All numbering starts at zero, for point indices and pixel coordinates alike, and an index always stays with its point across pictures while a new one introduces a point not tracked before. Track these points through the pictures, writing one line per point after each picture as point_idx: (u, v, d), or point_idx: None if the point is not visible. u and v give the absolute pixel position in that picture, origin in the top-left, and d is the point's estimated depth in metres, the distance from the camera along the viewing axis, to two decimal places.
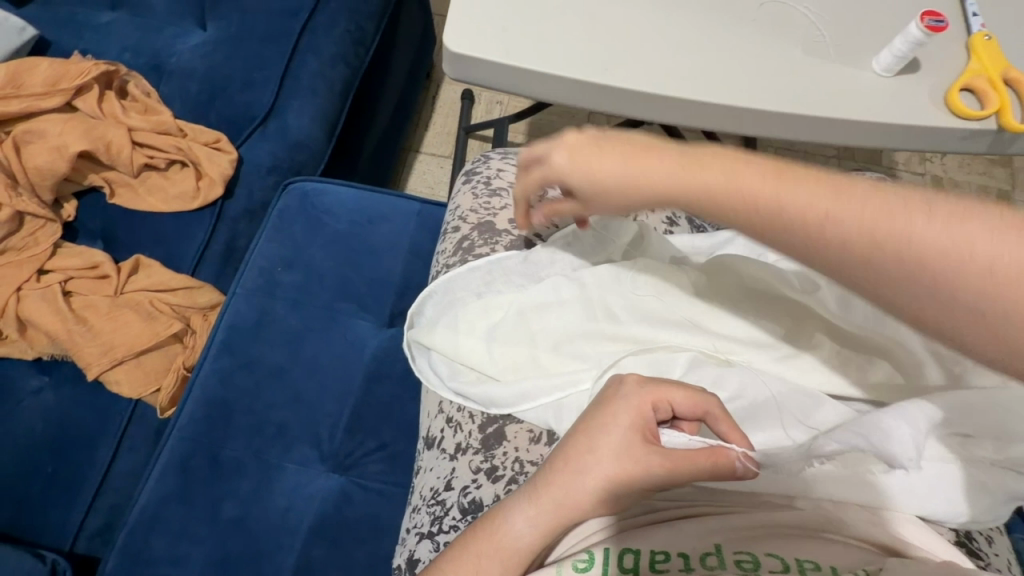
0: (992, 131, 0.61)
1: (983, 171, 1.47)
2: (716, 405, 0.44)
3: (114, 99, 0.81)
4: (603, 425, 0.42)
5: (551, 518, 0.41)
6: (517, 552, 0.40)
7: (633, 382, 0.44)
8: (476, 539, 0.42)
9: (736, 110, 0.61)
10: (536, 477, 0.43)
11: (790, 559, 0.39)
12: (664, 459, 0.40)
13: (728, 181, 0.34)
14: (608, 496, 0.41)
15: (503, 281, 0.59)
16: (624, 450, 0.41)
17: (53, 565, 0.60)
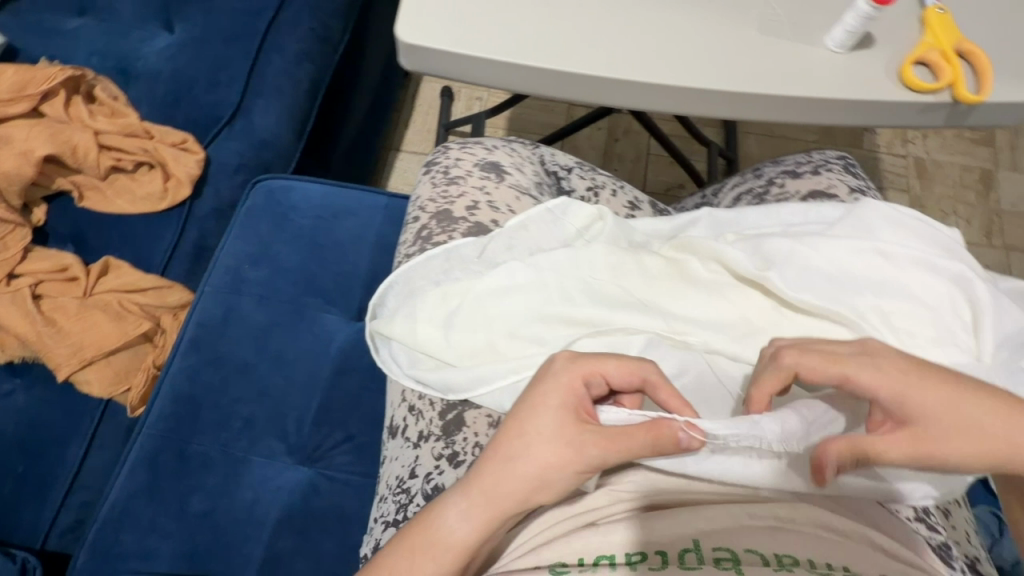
0: (947, 104, 0.60)
1: (964, 151, 1.48)
2: (652, 371, 0.44)
3: (80, 104, 0.82)
4: (533, 407, 0.42)
5: (482, 510, 0.40)
6: (452, 547, 0.40)
7: (564, 359, 0.44)
8: (411, 536, 0.42)
9: (690, 92, 0.61)
10: (468, 468, 0.43)
11: (768, 554, 0.39)
12: (598, 437, 0.40)
13: (940, 402, 0.39)
14: (543, 480, 0.40)
15: (461, 268, 0.58)
16: (556, 430, 0.41)
17: (24, 563, 0.61)
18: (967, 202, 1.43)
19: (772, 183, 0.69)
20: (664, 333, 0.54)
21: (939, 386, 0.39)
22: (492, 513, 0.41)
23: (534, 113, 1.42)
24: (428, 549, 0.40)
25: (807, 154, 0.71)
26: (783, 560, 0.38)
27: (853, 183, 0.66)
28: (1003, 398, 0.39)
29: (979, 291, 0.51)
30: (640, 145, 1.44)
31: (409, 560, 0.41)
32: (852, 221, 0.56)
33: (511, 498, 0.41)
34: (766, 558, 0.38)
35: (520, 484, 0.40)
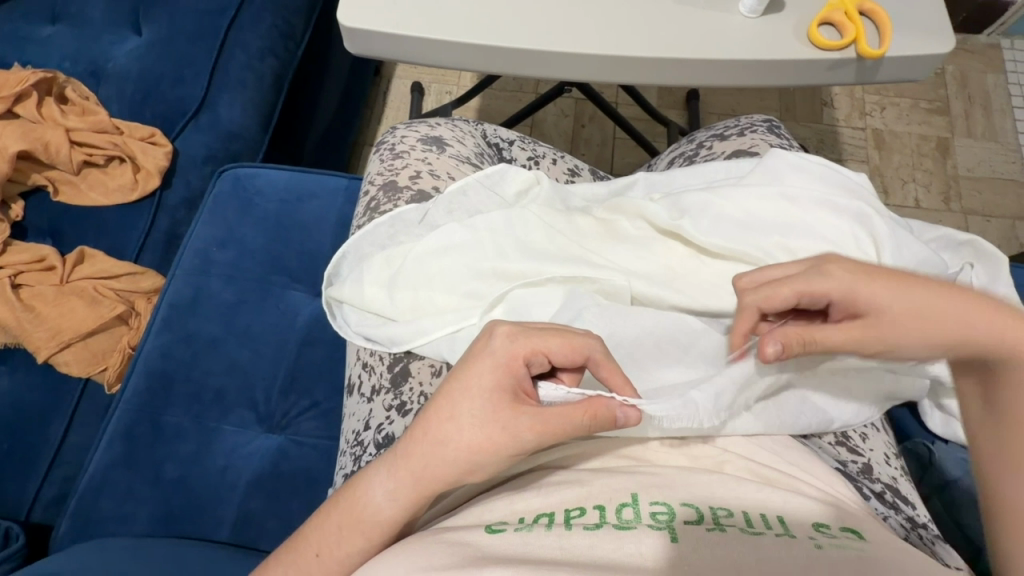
0: (852, 60, 0.65)
1: (922, 121, 1.45)
2: (596, 348, 0.44)
3: (51, 104, 0.87)
4: (467, 389, 0.42)
5: (408, 490, 0.42)
6: (379, 523, 0.43)
7: (503, 336, 0.43)
8: (340, 511, 0.45)
9: (616, 60, 0.65)
10: (397, 447, 0.44)
11: (704, 509, 0.40)
12: (531, 421, 0.40)
13: (906, 314, 0.42)
14: (470, 464, 0.41)
15: (404, 233, 0.63)
16: (486, 415, 0.41)
17: (7, 529, 0.65)
18: (925, 169, 1.41)
19: (701, 145, 0.73)
20: (598, 283, 0.56)
21: (907, 290, 0.43)
22: (419, 492, 0.42)
23: (501, 103, 1.46)
24: (356, 522, 0.44)
25: (736, 118, 0.75)
26: (716, 513, 0.40)
27: (776, 142, 0.70)
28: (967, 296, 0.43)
29: (877, 227, 0.55)
30: (605, 129, 1.48)
31: (338, 531, 0.44)
32: (762, 172, 0.60)
33: (437, 479, 0.42)
34: (702, 513, 0.40)
35: (447, 466, 0.41)
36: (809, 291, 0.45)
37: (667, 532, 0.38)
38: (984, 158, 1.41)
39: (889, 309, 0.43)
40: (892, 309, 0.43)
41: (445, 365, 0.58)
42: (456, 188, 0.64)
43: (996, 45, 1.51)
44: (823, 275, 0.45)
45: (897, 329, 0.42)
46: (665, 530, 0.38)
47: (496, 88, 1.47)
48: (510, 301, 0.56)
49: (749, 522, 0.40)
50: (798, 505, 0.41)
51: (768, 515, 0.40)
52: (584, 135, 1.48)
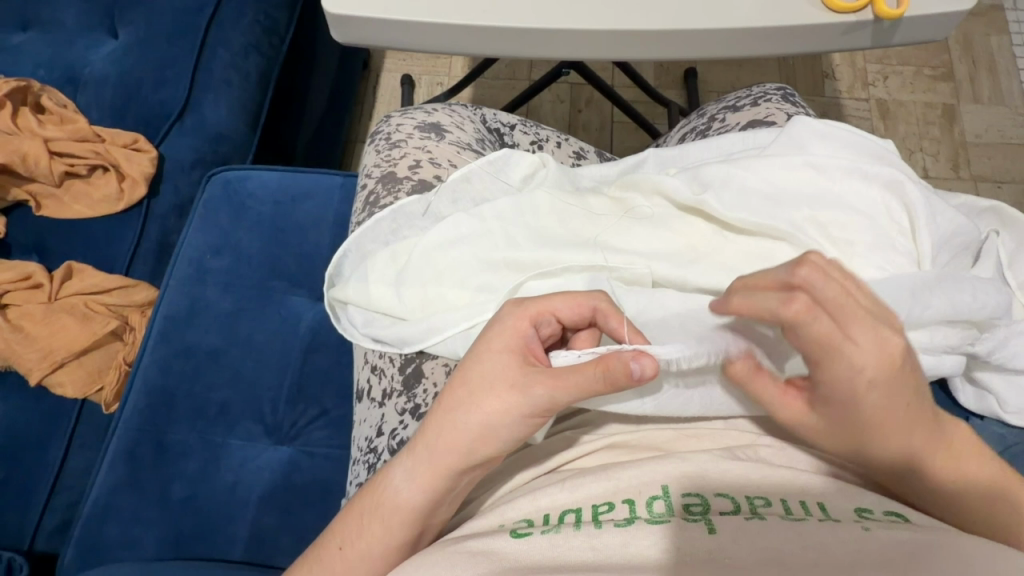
0: (869, 21, 0.61)
1: (926, 88, 1.42)
2: (602, 300, 0.44)
3: (28, 114, 0.82)
4: (476, 354, 0.41)
5: (426, 469, 0.40)
6: (400, 509, 0.41)
7: (510, 302, 0.44)
8: (364, 498, 0.43)
9: (621, 34, 0.61)
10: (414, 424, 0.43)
11: (741, 498, 0.38)
12: (543, 377, 0.39)
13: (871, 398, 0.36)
14: (487, 431, 0.40)
15: (408, 226, 0.60)
16: (497, 374, 0.40)
17: (10, 561, 0.62)
18: (932, 137, 1.37)
19: (713, 119, 0.70)
20: (617, 269, 0.53)
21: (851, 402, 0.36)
22: (436, 470, 0.40)
23: (495, 92, 1.41)
24: (377, 506, 0.42)
25: (748, 88, 0.72)
26: (754, 502, 0.37)
27: (791, 110, 0.67)
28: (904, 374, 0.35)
29: (911, 192, 0.52)
30: (603, 113, 1.44)
31: (359, 517, 0.42)
32: (783, 142, 0.57)
33: (454, 455, 0.40)
34: (739, 503, 0.37)
35: (462, 433, 0.40)
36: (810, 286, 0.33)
37: (703, 524, 0.35)
38: (991, 122, 1.37)
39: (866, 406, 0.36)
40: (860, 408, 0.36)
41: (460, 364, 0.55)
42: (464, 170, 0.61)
43: (999, 6, 1.47)
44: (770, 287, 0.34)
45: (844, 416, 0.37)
46: (702, 521, 0.35)
47: (488, 77, 1.42)
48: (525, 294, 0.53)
49: (789, 510, 0.36)
50: (835, 489, 0.38)
51: (807, 499, 0.37)
52: (581, 120, 1.44)
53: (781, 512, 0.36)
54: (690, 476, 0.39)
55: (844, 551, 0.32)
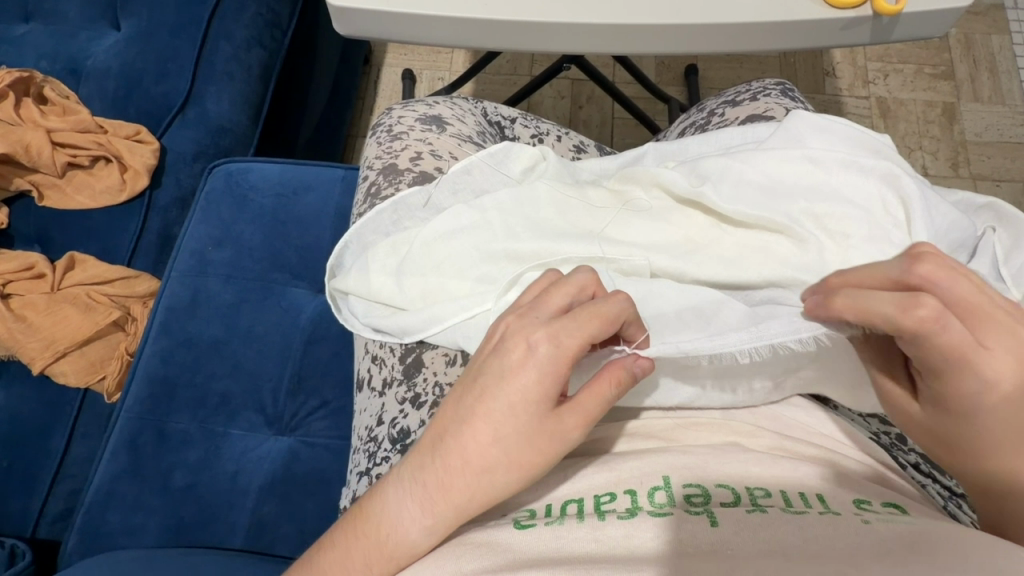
0: (868, 17, 0.62)
1: (926, 87, 1.42)
2: (628, 311, 0.40)
3: (30, 104, 0.83)
4: (507, 404, 0.38)
5: (448, 517, 0.38)
6: (414, 557, 0.39)
7: (546, 343, 0.39)
8: (367, 545, 0.39)
9: (620, 28, 0.62)
10: (428, 473, 0.39)
11: (740, 488, 0.37)
12: (574, 417, 0.39)
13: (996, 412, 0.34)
14: (518, 483, 0.39)
15: (408, 218, 0.60)
16: (532, 428, 0.38)
17: (12, 548, 0.62)
18: (932, 136, 1.38)
19: (713, 114, 0.70)
20: (616, 261, 0.54)
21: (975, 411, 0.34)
22: (459, 519, 0.39)
23: (496, 88, 1.42)
24: (384, 556, 0.39)
25: (747, 83, 0.72)
26: (754, 493, 0.37)
27: (790, 105, 0.67)
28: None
29: (907, 186, 0.52)
30: (604, 109, 1.44)
31: (367, 567, 0.39)
32: (782, 136, 0.57)
33: (481, 502, 0.39)
34: (738, 493, 0.37)
35: (496, 489, 0.39)
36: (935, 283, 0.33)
37: (705, 516, 0.35)
38: (991, 121, 1.38)
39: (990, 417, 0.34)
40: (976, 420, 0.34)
41: (459, 354, 0.56)
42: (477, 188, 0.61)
43: (1001, 5, 1.47)
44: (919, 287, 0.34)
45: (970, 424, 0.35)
46: (704, 513, 0.35)
47: (489, 73, 1.42)
48: (524, 285, 0.54)
49: (789, 501, 0.36)
50: (836, 483, 0.38)
51: (807, 490, 0.37)
52: (582, 116, 1.44)
53: (782, 504, 0.36)
54: (686, 466, 0.39)
55: (848, 543, 0.32)
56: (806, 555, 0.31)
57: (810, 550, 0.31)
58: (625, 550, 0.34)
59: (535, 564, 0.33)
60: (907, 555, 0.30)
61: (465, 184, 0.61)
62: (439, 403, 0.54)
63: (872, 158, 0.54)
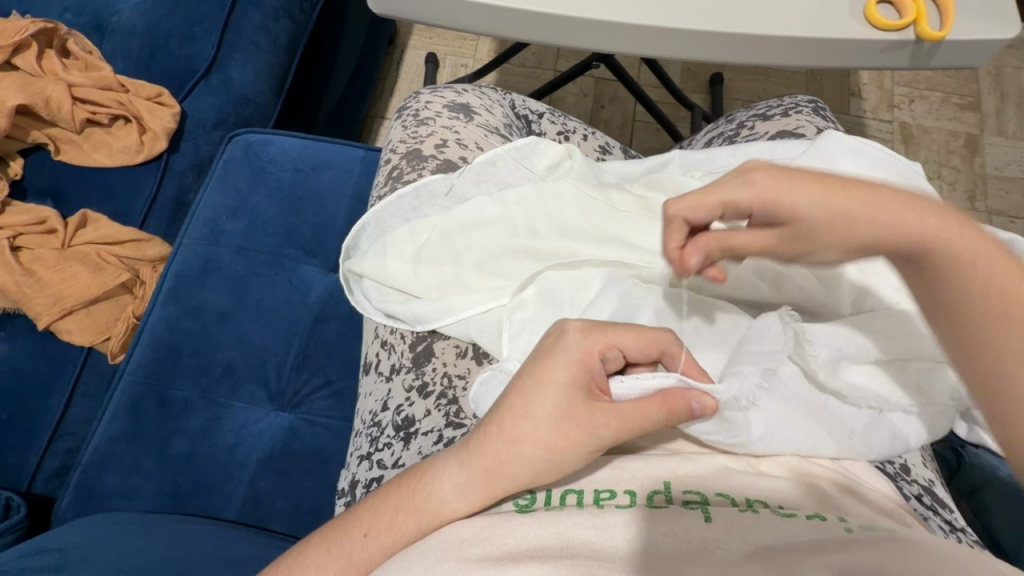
0: (910, 42, 0.61)
1: (953, 116, 1.41)
2: (670, 343, 0.43)
3: (53, 56, 0.81)
4: (540, 385, 0.40)
5: (480, 487, 0.40)
6: (439, 516, 0.40)
7: (576, 332, 0.42)
8: (400, 493, 0.42)
9: (658, 31, 0.60)
10: (470, 439, 0.42)
11: (740, 498, 0.38)
12: (609, 417, 0.39)
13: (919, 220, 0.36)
14: (548, 464, 0.39)
15: (429, 205, 0.60)
16: (562, 411, 0.39)
17: (7, 501, 0.62)
18: (952, 166, 1.37)
19: (742, 126, 0.69)
20: (637, 268, 0.54)
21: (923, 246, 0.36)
22: (490, 492, 0.40)
23: (520, 80, 1.40)
24: (416, 507, 0.41)
25: (779, 98, 0.71)
26: (752, 503, 0.37)
27: (822, 124, 0.66)
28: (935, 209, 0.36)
29: None
30: (626, 111, 1.43)
31: (393, 512, 0.41)
32: (812, 153, 0.57)
33: (513, 478, 0.40)
34: (736, 501, 0.38)
35: (524, 465, 0.40)
36: (735, 200, 0.37)
37: (701, 511, 0.35)
38: (1013, 157, 1.36)
39: (936, 233, 0.36)
40: (914, 231, 0.36)
41: (470, 347, 0.56)
42: (501, 176, 0.60)
43: None
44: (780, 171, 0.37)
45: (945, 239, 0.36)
46: (699, 509, 0.36)
47: (514, 63, 1.41)
48: (542, 283, 0.54)
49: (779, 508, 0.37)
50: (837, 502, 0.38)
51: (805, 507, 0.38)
52: (603, 116, 1.43)
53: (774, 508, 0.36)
54: (686, 474, 0.40)
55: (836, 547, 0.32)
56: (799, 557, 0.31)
57: (797, 551, 0.32)
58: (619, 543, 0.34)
59: (534, 555, 0.33)
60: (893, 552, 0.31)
61: (497, 168, 0.61)
62: (446, 394, 0.54)
63: (905, 179, 0.54)
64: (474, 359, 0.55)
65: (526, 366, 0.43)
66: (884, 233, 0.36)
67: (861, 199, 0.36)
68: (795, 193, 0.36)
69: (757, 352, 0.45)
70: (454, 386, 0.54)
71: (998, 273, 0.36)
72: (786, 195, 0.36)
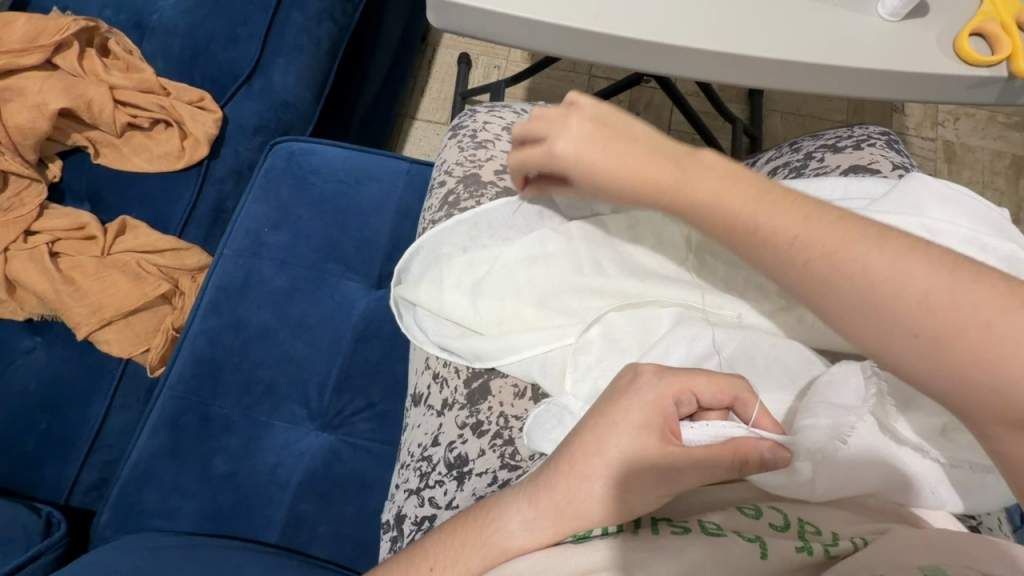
0: (1002, 78, 0.57)
1: (997, 135, 1.36)
2: (745, 389, 0.40)
3: (94, 57, 0.79)
4: (612, 424, 0.39)
5: (549, 524, 0.38)
6: (505, 553, 0.38)
7: (650, 374, 0.40)
8: (467, 528, 0.40)
9: (736, 60, 0.57)
10: (538, 476, 0.40)
11: (792, 517, 0.40)
12: (684, 468, 0.37)
13: (800, 224, 0.37)
14: (621, 505, 0.38)
15: (489, 235, 0.57)
16: (635, 453, 0.38)
17: (48, 516, 0.61)
18: (996, 188, 1.33)
19: (810, 157, 0.66)
20: (704, 311, 0.52)
21: (783, 237, 0.37)
22: (559, 530, 0.38)
23: (554, 84, 1.37)
24: (483, 541, 0.39)
25: (848, 128, 0.68)
26: (805, 526, 0.39)
27: (896, 159, 0.63)
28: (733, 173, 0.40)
29: None
30: (661, 119, 1.40)
31: (459, 547, 0.40)
32: (898, 197, 0.53)
33: (584, 518, 0.38)
34: (789, 521, 0.39)
35: (595, 507, 0.38)
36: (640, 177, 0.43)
37: (757, 546, 0.36)
38: None
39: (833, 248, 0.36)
40: (770, 235, 0.37)
41: (529, 386, 0.54)
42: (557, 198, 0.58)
43: None
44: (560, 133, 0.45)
45: (815, 246, 0.36)
46: (755, 543, 0.36)
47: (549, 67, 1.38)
48: (608, 326, 0.51)
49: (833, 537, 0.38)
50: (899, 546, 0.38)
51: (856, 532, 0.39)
52: None
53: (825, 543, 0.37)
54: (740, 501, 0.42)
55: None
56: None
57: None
58: None
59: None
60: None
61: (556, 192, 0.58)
62: (502, 434, 0.52)
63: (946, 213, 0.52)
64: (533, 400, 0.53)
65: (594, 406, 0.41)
66: (640, 191, 0.43)
67: (719, 179, 0.40)
68: (699, 182, 0.40)
69: (831, 403, 0.42)
70: (511, 427, 0.52)
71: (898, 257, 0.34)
72: (690, 170, 0.41)
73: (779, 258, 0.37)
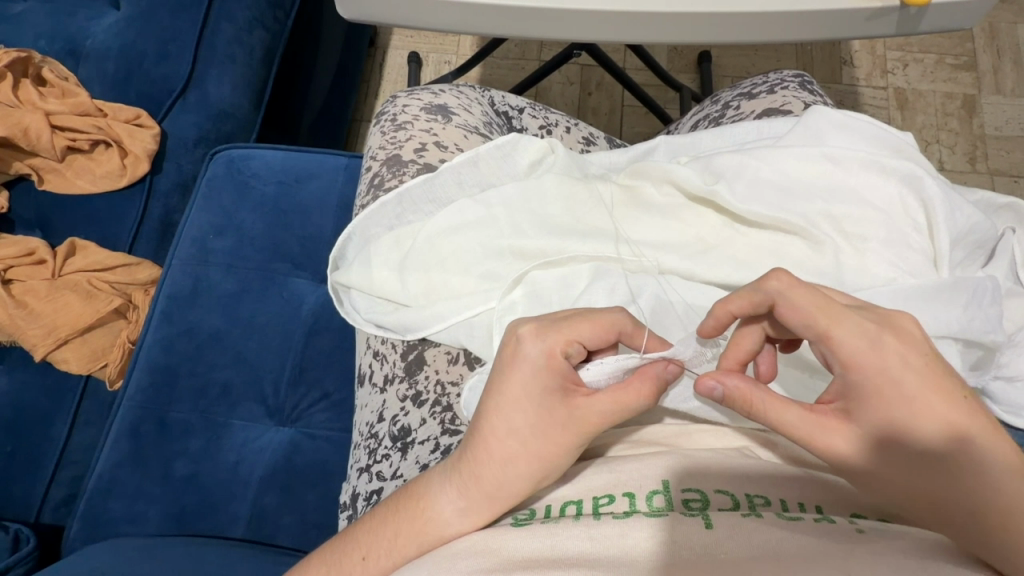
0: (894, 8, 0.58)
1: (947, 77, 1.35)
2: (625, 323, 0.41)
3: (29, 86, 0.81)
4: (514, 401, 0.39)
5: (478, 505, 0.38)
6: (440, 536, 0.38)
7: (532, 337, 0.40)
8: (399, 514, 0.40)
9: (635, 16, 0.59)
10: (462, 457, 0.40)
11: (740, 495, 0.36)
12: (590, 414, 0.38)
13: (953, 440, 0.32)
14: (542, 468, 0.38)
15: (413, 211, 0.59)
16: (543, 415, 0.38)
17: (16, 533, 0.63)
18: (951, 129, 1.32)
19: (728, 106, 0.68)
20: (623, 261, 0.53)
21: (832, 303, 0.35)
22: (489, 509, 0.38)
23: (504, 73, 1.38)
24: (417, 530, 0.39)
25: (764, 75, 0.70)
26: (753, 500, 0.35)
27: (808, 99, 0.65)
28: (908, 346, 0.34)
29: (928, 188, 0.50)
30: (613, 97, 1.41)
31: (392, 535, 0.40)
32: (800, 132, 0.55)
33: (511, 491, 0.38)
34: (738, 500, 0.35)
35: (519, 477, 0.38)
36: (836, 339, 0.35)
37: (701, 518, 0.33)
38: (1013, 115, 1.31)
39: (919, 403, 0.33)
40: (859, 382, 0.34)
41: (462, 352, 0.55)
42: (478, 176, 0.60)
43: None
44: (794, 286, 0.36)
45: (841, 326, 0.34)
46: (699, 515, 0.33)
47: (497, 57, 1.39)
48: (530, 284, 0.52)
49: (786, 509, 0.35)
50: (834, 488, 0.37)
51: (807, 499, 0.36)
52: (591, 104, 1.41)
53: (780, 512, 0.34)
54: (685, 465, 0.37)
55: (847, 555, 0.29)
56: (801, 561, 0.29)
57: (805, 557, 0.30)
58: (618, 552, 0.32)
59: (527, 567, 0.32)
60: (903, 560, 0.29)
61: (469, 166, 0.60)
62: (440, 402, 0.53)
63: (845, 142, 0.54)
64: (467, 365, 0.54)
65: (495, 384, 0.40)
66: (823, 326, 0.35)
67: (884, 340, 0.34)
68: (856, 334, 0.34)
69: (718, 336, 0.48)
70: (448, 394, 0.53)
71: (917, 352, 0.34)
72: (860, 340, 0.34)
73: (809, 314, 0.35)
